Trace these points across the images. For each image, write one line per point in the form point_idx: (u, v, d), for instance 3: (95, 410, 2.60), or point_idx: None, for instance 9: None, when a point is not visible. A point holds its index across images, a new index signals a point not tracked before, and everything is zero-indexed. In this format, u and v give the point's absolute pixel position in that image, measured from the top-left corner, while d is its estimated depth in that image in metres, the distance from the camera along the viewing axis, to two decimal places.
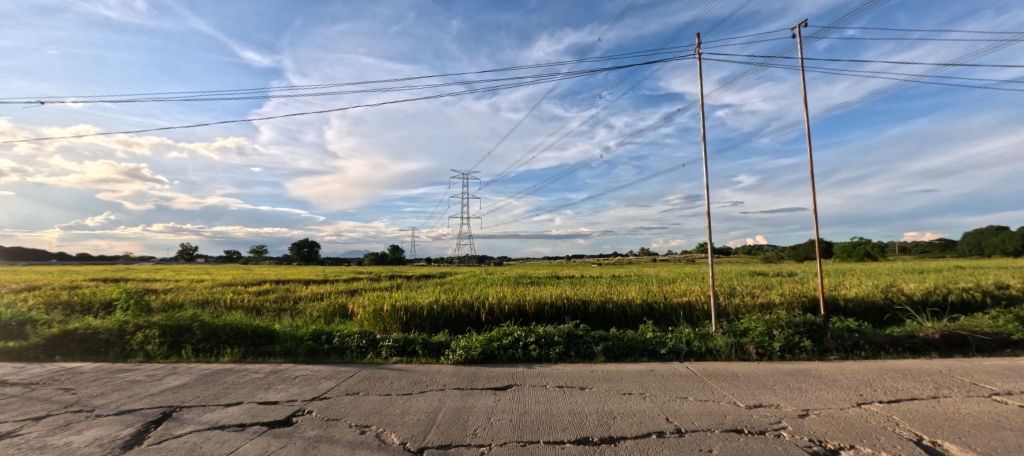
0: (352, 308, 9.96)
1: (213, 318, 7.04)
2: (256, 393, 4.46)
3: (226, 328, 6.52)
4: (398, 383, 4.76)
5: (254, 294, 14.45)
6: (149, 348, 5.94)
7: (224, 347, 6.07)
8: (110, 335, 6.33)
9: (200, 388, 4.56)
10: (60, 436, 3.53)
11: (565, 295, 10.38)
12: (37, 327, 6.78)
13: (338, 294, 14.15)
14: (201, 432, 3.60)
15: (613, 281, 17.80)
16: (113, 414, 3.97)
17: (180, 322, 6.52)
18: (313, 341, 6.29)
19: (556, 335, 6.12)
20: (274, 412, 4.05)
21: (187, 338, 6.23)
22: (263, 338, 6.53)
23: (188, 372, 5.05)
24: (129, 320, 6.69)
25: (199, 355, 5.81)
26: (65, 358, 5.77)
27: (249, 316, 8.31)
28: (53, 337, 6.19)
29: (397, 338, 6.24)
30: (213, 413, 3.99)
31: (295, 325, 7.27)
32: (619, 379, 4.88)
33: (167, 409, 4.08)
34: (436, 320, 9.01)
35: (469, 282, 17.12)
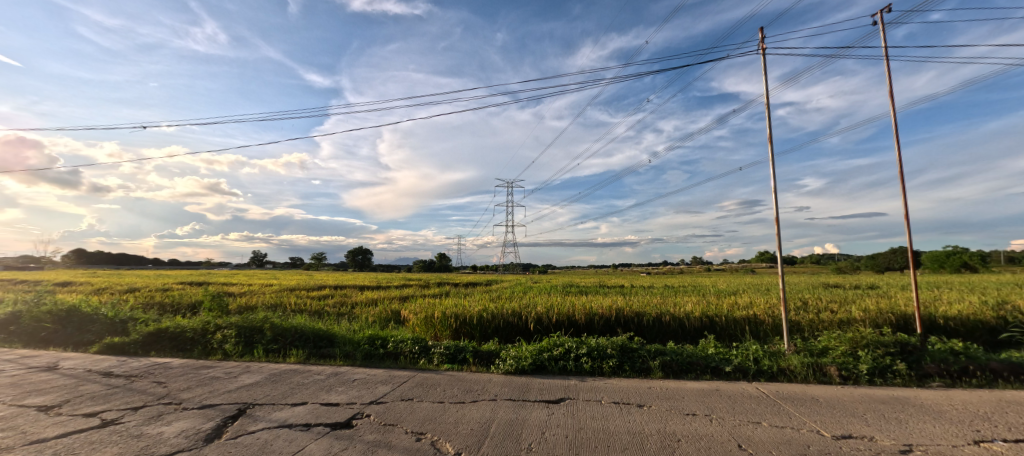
0: (406, 314, 10.25)
1: (281, 320, 7.52)
2: (319, 394, 4.68)
3: (292, 330, 6.92)
4: (451, 390, 4.78)
5: (315, 299, 15.38)
6: (226, 347, 6.43)
7: (291, 348, 6.44)
8: (195, 334, 6.96)
9: (270, 387, 4.86)
10: (154, 426, 3.94)
11: (616, 306, 10.01)
12: (137, 324, 7.64)
13: (391, 300, 14.64)
14: (272, 430, 3.89)
15: (668, 291, 16.86)
16: (196, 408, 4.32)
17: (252, 323, 7.03)
18: (369, 345, 6.52)
19: (609, 347, 5.84)
20: (336, 413, 4.23)
21: (258, 338, 6.71)
22: (324, 340, 6.85)
23: (259, 370, 5.40)
24: (211, 321, 7.34)
25: (269, 355, 6.20)
26: (158, 353, 6.38)
27: (311, 320, 8.79)
28: (149, 334, 6.92)
29: (448, 345, 6.29)
30: (282, 411, 4.24)
31: (352, 329, 7.56)
32: (680, 397, 4.57)
33: (241, 405, 4.38)
34: (486, 328, 9.03)
35: (515, 291, 17.04)
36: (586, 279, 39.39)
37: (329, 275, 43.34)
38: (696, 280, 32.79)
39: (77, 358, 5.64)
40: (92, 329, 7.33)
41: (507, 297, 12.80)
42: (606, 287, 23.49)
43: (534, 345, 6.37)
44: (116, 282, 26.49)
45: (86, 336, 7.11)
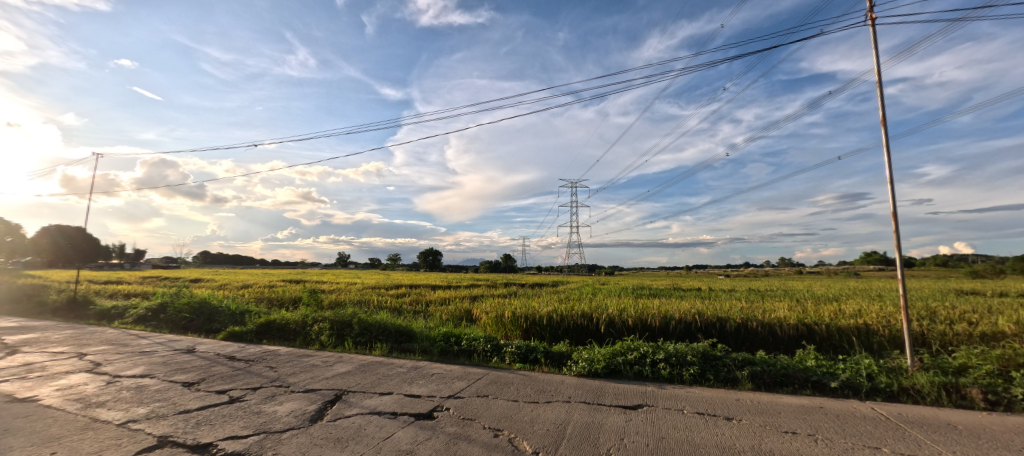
0: (476, 313, 10.55)
1: (366, 315, 8.17)
2: (403, 385, 5.01)
3: (376, 325, 7.48)
4: (524, 390, 4.81)
5: (392, 297, 16.49)
6: (322, 338, 7.14)
7: (376, 342, 6.97)
8: (297, 326, 7.83)
9: (360, 376, 5.30)
10: (270, 405, 4.56)
11: (695, 311, 9.38)
12: (252, 315, 8.81)
13: (461, 300, 15.17)
14: (364, 415, 4.26)
15: (754, 296, 15.34)
16: (301, 391, 4.87)
17: (343, 318, 7.73)
18: (444, 341, 6.82)
19: (690, 354, 5.46)
20: (418, 404, 4.48)
21: (348, 331, 7.36)
22: (404, 336, 7.30)
23: (350, 361, 5.91)
24: (309, 315, 8.22)
25: (357, 347, 6.77)
26: (268, 342, 7.28)
27: (393, 316, 9.44)
28: (261, 325, 7.93)
29: (519, 345, 6.36)
30: (372, 399, 4.61)
31: (428, 326, 7.97)
32: (775, 413, 4.12)
33: (338, 391, 4.84)
34: (556, 330, 8.98)
35: (582, 293, 16.76)
36: (655, 281, 37.37)
37: (401, 275, 46.18)
38: (788, 283, 29.35)
39: (209, 343, 6.66)
40: (219, 319, 8.59)
41: (575, 299, 12.60)
42: (681, 290, 22.02)
43: (606, 347, 6.20)
44: (231, 278, 30.85)
45: (215, 324, 8.36)
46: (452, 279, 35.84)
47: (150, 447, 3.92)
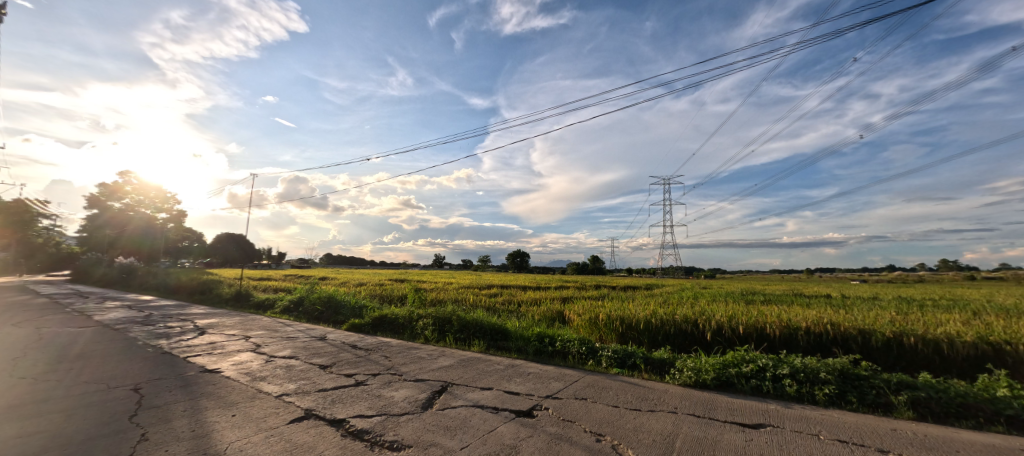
0: (567, 315, 10.49)
1: (463, 313, 8.69)
2: (501, 382, 5.22)
3: (473, 322, 7.91)
4: (625, 396, 4.63)
5: (482, 297, 17.25)
6: (426, 333, 7.80)
7: (474, 338, 7.39)
8: (404, 320, 8.66)
9: (462, 371, 5.67)
10: (388, 390, 5.14)
11: (826, 321, 8.09)
12: (368, 309, 10.00)
13: (548, 301, 15.23)
14: (468, 407, 4.52)
15: (908, 305, 12.61)
16: (412, 380, 5.38)
17: (444, 315, 8.34)
18: (538, 342, 6.96)
19: (823, 371, 4.71)
20: (518, 401, 4.60)
21: (449, 327, 7.91)
22: (499, 334, 7.60)
23: (452, 355, 6.35)
24: (414, 311, 9.02)
25: (457, 343, 7.25)
26: (382, 334, 8.18)
27: (488, 315, 9.88)
28: (375, 318, 8.95)
29: (616, 349, 6.20)
30: (475, 393, 4.88)
31: (522, 325, 8.17)
32: (953, 452, 3.32)
33: (443, 383, 5.23)
34: (655, 335, 8.53)
35: (682, 297, 15.61)
36: (764, 286, 33.08)
37: (486, 277, 48.08)
38: (956, 292, 23.48)
39: (337, 332, 7.73)
40: (342, 312, 9.90)
41: (673, 303, 11.76)
42: (801, 296, 19.09)
43: (715, 356, 5.70)
44: (345, 278, 35.34)
45: (340, 317, 9.66)
46: (536, 281, 36.20)
47: (300, 417, 4.68)
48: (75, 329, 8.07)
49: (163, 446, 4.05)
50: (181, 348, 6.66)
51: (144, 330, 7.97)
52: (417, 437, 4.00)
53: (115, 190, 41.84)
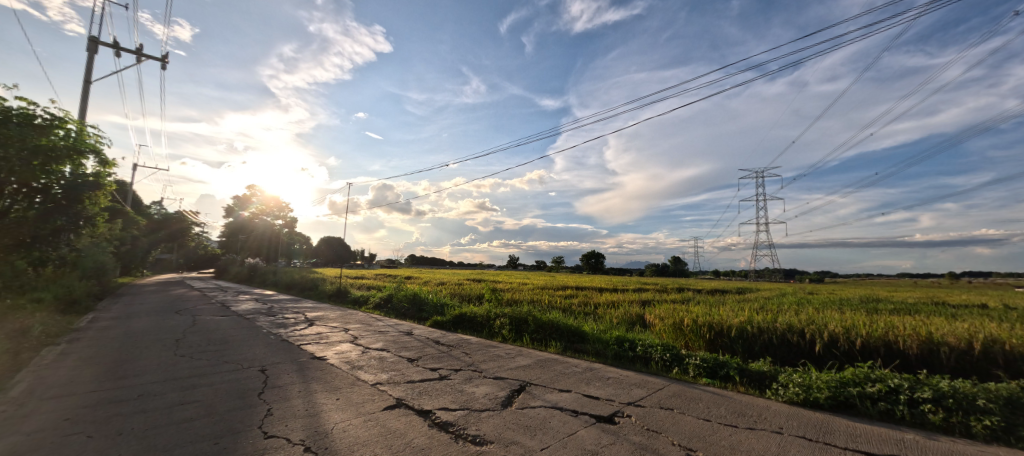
0: (648, 319, 9.99)
1: (539, 313, 8.78)
2: (580, 385, 5.15)
3: (549, 323, 7.95)
4: (717, 410, 4.26)
5: (555, 298, 17.17)
6: (504, 332, 8.05)
7: (550, 339, 7.47)
8: (482, 318, 9.00)
9: (539, 371, 5.71)
10: (469, 386, 5.37)
11: (983, 336, 6.62)
12: (449, 307, 10.59)
13: (626, 304, 14.62)
14: (547, 409, 4.54)
15: None
16: (492, 377, 5.56)
17: (520, 314, 8.52)
18: (617, 346, 6.87)
19: (982, 398, 3.86)
20: (598, 406, 4.50)
21: (525, 327, 8.07)
22: (576, 336, 7.57)
23: (529, 355, 6.46)
24: (491, 310, 9.33)
25: (534, 343, 7.37)
26: (462, 331, 8.60)
27: (564, 316, 9.84)
28: (456, 316, 9.44)
29: (705, 357, 5.84)
30: (553, 394, 4.89)
31: (599, 328, 8.02)
32: None
33: (522, 382, 5.32)
34: (752, 345, 7.82)
35: (783, 303, 13.94)
36: (889, 292, 28.04)
37: (557, 277, 47.59)
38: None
39: (422, 328, 8.31)
40: (426, 309, 10.63)
41: (772, 309, 10.56)
42: (945, 306, 15.70)
43: (830, 372, 5.02)
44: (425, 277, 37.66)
45: (423, 313, 10.38)
46: (610, 282, 34.96)
47: (393, 405, 5.11)
48: (219, 318, 9.80)
49: (284, 421, 4.73)
50: (296, 337, 7.71)
51: (267, 320, 9.38)
52: (499, 433, 4.11)
53: (245, 201, 50.25)
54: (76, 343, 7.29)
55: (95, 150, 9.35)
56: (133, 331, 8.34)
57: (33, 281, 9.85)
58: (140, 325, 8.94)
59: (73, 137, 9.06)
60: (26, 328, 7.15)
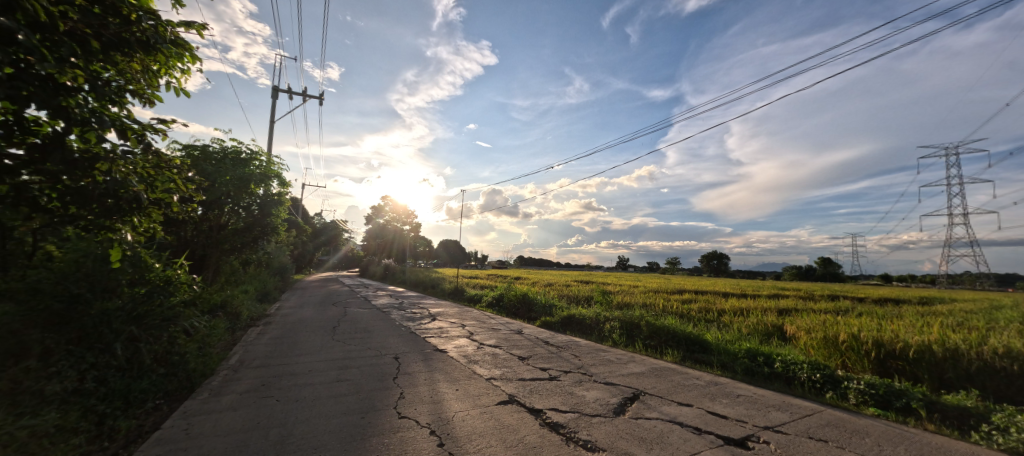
0: (788, 331, 8.55)
1: (654, 318, 8.30)
2: (703, 400, 4.67)
3: (665, 330, 7.46)
4: (895, 450, 3.39)
5: (670, 303, 15.91)
6: (615, 336, 7.81)
7: (667, 347, 6.99)
8: (592, 320, 8.88)
9: (655, 380, 5.35)
10: (579, 389, 5.31)
11: None
12: (557, 308, 10.71)
13: (757, 312, 12.72)
14: (665, 422, 4.21)
15: None
16: (602, 382, 5.41)
17: (632, 319, 8.19)
18: (749, 360, 6.07)
19: None
20: (726, 426, 4.01)
21: (638, 333, 7.72)
22: (697, 345, 6.94)
23: (643, 362, 6.11)
24: (601, 313, 9.14)
25: (649, 350, 6.98)
26: (571, 332, 8.60)
27: (682, 323, 9.09)
28: (564, 317, 9.49)
29: (872, 382, 4.76)
30: (671, 407, 4.52)
31: (725, 338, 7.20)
32: None
33: (635, 390, 5.05)
34: (947, 372, 6.10)
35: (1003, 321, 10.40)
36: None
37: (669, 280, 43.82)
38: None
39: (533, 328, 8.56)
40: (534, 309, 10.95)
41: (984, 328, 7.99)
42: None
43: None
44: (533, 278, 38.46)
45: (533, 313, 10.71)
46: (738, 287, 30.70)
47: (505, 400, 5.34)
48: (363, 310, 11.61)
49: (414, 405, 5.31)
50: (422, 330, 8.67)
51: (399, 314, 10.79)
52: (611, 441, 3.96)
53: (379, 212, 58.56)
54: (270, 326, 9.43)
55: (279, 175, 11.96)
56: (305, 318, 10.45)
57: (244, 276, 13.12)
58: (309, 313, 11.16)
59: (266, 165, 11.66)
60: (241, 312, 9.55)
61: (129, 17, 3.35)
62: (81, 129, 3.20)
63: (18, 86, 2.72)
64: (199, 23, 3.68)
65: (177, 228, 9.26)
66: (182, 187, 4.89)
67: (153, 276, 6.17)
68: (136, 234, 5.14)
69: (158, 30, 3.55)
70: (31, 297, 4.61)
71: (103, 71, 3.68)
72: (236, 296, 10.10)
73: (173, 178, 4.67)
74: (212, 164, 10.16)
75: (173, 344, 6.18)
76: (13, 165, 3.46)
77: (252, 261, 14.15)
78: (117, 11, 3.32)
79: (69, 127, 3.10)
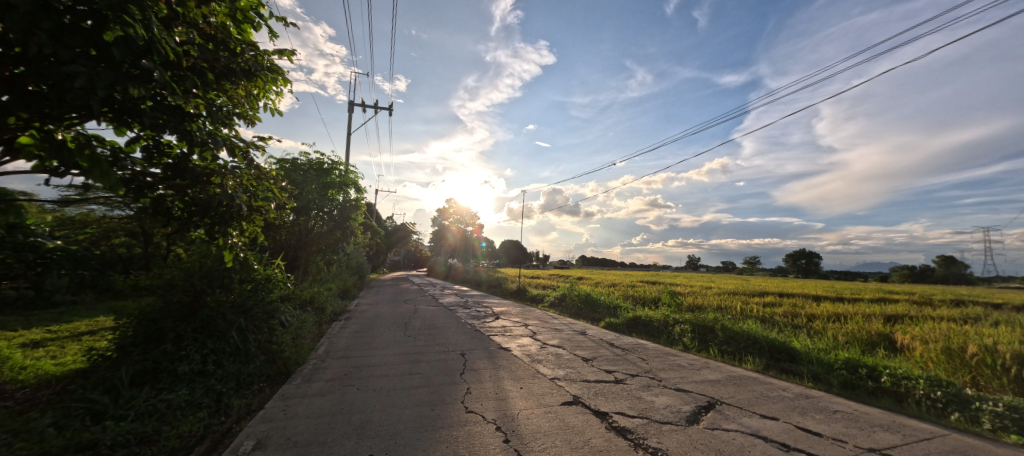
0: (899, 341, 7.40)
1: (730, 323, 7.72)
2: (791, 414, 4.22)
3: (744, 335, 6.90)
4: None
5: (748, 306, 14.59)
6: (686, 340, 7.38)
7: (746, 354, 6.44)
8: (660, 323, 8.49)
9: (732, 389, 4.96)
10: (647, 394, 5.09)
11: None
12: (622, 309, 10.38)
13: (857, 318, 11.16)
14: (745, 435, 3.87)
15: None
16: (673, 388, 5.13)
17: (705, 323, 7.70)
18: (848, 371, 5.38)
19: None
20: (819, 444, 3.58)
21: (712, 338, 7.24)
22: (783, 353, 6.30)
23: (718, 369, 5.70)
24: (670, 315, 8.69)
25: (725, 356, 6.49)
26: (638, 335, 8.28)
27: (765, 328, 8.31)
28: (629, 319, 9.17)
29: (1016, 406, 3.95)
30: (752, 419, 4.15)
31: (818, 347, 6.45)
32: None
33: (710, 399, 4.72)
34: None
35: None
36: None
37: (746, 281, 40.14)
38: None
39: (596, 329, 8.40)
40: (597, 310, 10.74)
41: None
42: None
43: None
44: (595, 279, 37.48)
45: (596, 314, 10.51)
46: (833, 290, 27.14)
47: (569, 401, 5.29)
48: (430, 308, 12.23)
49: (480, 400, 5.48)
50: (486, 328, 8.91)
51: (464, 312, 11.23)
52: (683, 451, 3.74)
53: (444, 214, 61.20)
54: (350, 320, 10.34)
55: (355, 182, 13.05)
56: (379, 314, 11.30)
57: (327, 275, 14.55)
58: (383, 310, 12.04)
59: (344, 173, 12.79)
60: (326, 307, 10.60)
61: (236, 51, 3.89)
62: (201, 149, 3.75)
63: (156, 116, 3.26)
64: (289, 50, 4.19)
65: (274, 232, 10.53)
66: (278, 195, 5.53)
67: (256, 274, 7.08)
68: (243, 238, 5.92)
69: (257, 59, 4.14)
70: (167, 291, 5.79)
71: (217, 98, 4.31)
72: (322, 293, 11.24)
73: (271, 188, 5.31)
74: (300, 174, 11.38)
75: (272, 334, 7.04)
76: (153, 182, 4.17)
77: (335, 261, 15.63)
78: (227, 46, 3.87)
79: (193, 147, 3.66)
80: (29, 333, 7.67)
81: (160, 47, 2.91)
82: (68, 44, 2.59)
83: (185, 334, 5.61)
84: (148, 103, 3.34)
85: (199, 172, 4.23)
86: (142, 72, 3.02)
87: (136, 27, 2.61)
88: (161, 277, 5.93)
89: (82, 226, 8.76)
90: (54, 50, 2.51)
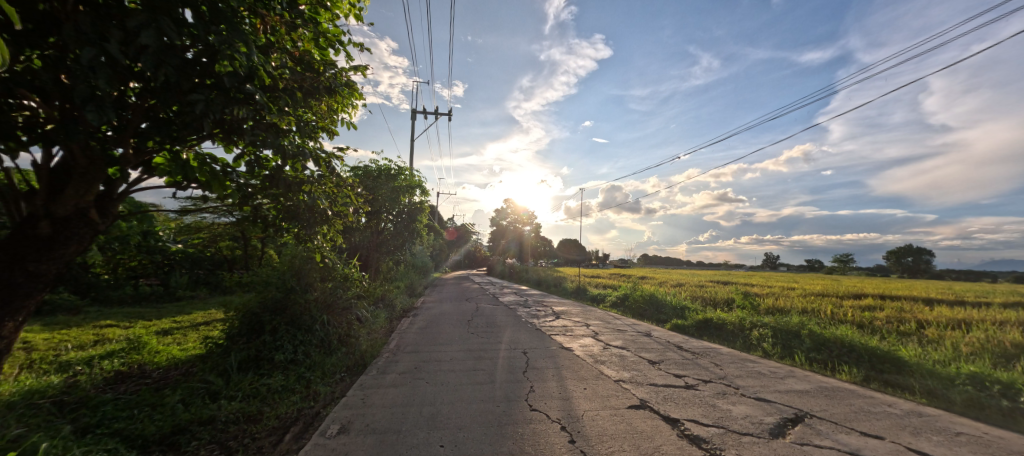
0: None
1: (820, 328, 7.03)
2: (900, 434, 3.70)
3: (837, 343, 6.20)
4: None
5: (840, 310, 13.00)
6: (767, 346, 6.80)
7: (842, 364, 5.75)
8: (736, 326, 7.90)
9: (825, 401, 4.47)
10: (723, 402, 4.76)
11: None
12: (691, 311, 9.80)
13: (986, 326, 9.44)
14: (843, 453, 3.48)
15: None
16: (753, 397, 4.75)
17: (789, 327, 7.07)
18: (975, 388, 4.60)
19: None
20: None
21: (797, 344, 6.59)
22: (888, 364, 5.54)
23: (806, 379, 5.17)
24: (747, 318, 8.06)
25: (814, 365, 5.87)
26: (710, 338, 7.77)
27: (865, 335, 7.38)
28: (700, 321, 8.63)
29: None
30: (851, 436, 3.72)
31: (934, 359, 5.59)
32: None
33: (798, 411, 4.29)
34: None
35: None
36: None
37: (835, 281, 35.78)
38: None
39: (663, 331, 8.03)
40: (663, 311, 10.28)
41: None
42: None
43: None
44: (659, 278, 35.55)
45: (662, 315, 10.05)
46: (949, 292, 23.21)
47: (636, 405, 5.12)
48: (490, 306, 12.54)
49: (544, 399, 5.50)
50: (546, 327, 8.92)
51: (524, 311, 11.36)
52: None
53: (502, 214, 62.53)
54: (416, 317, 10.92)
55: (419, 185, 13.70)
56: (443, 311, 11.81)
57: (395, 274, 15.51)
58: (446, 308, 12.55)
59: (409, 177, 13.49)
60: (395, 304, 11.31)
61: (320, 71, 4.30)
62: (293, 160, 4.15)
63: (257, 133, 3.68)
64: (363, 66, 4.56)
65: (349, 234, 11.44)
66: (355, 201, 5.98)
67: (335, 273, 7.74)
68: (326, 241, 6.50)
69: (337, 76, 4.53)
70: (265, 288, 6.52)
71: (305, 115, 4.77)
72: (391, 291, 12.02)
73: (349, 194, 5.75)
74: (371, 180, 12.20)
75: (351, 328, 7.68)
76: (253, 192, 4.72)
77: (401, 261, 16.61)
78: (312, 67, 4.32)
79: (286, 159, 4.07)
80: (161, 322, 9.14)
81: (259, 72, 3.27)
82: (190, 76, 3.02)
83: (280, 326, 6.31)
84: (251, 123, 3.76)
85: (290, 181, 4.71)
86: (245, 95, 3.40)
87: (240, 56, 2.96)
88: (260, 276, 6.72)
89: (197, 232, 10.19)
90: (180, 83, 2.94)
